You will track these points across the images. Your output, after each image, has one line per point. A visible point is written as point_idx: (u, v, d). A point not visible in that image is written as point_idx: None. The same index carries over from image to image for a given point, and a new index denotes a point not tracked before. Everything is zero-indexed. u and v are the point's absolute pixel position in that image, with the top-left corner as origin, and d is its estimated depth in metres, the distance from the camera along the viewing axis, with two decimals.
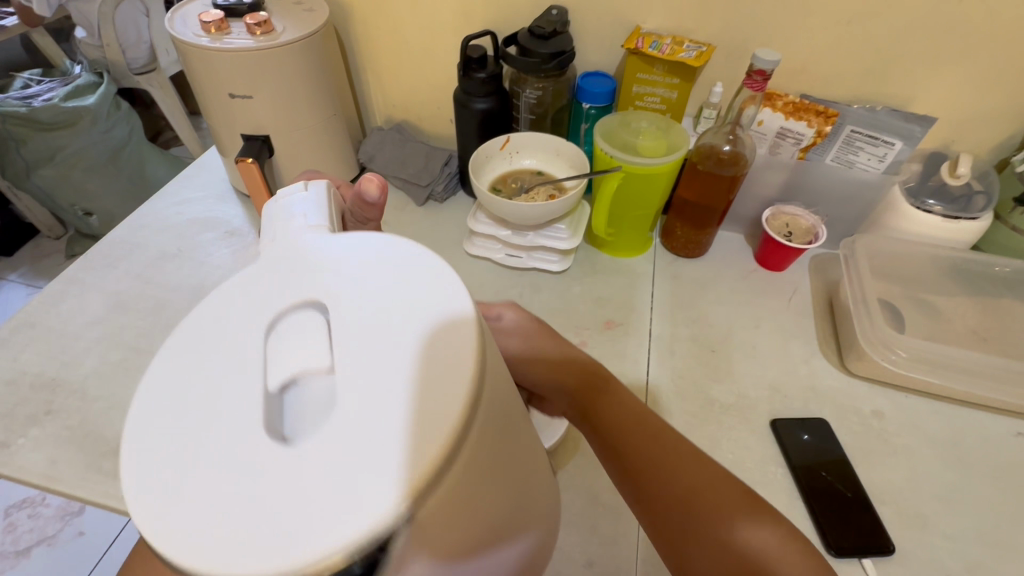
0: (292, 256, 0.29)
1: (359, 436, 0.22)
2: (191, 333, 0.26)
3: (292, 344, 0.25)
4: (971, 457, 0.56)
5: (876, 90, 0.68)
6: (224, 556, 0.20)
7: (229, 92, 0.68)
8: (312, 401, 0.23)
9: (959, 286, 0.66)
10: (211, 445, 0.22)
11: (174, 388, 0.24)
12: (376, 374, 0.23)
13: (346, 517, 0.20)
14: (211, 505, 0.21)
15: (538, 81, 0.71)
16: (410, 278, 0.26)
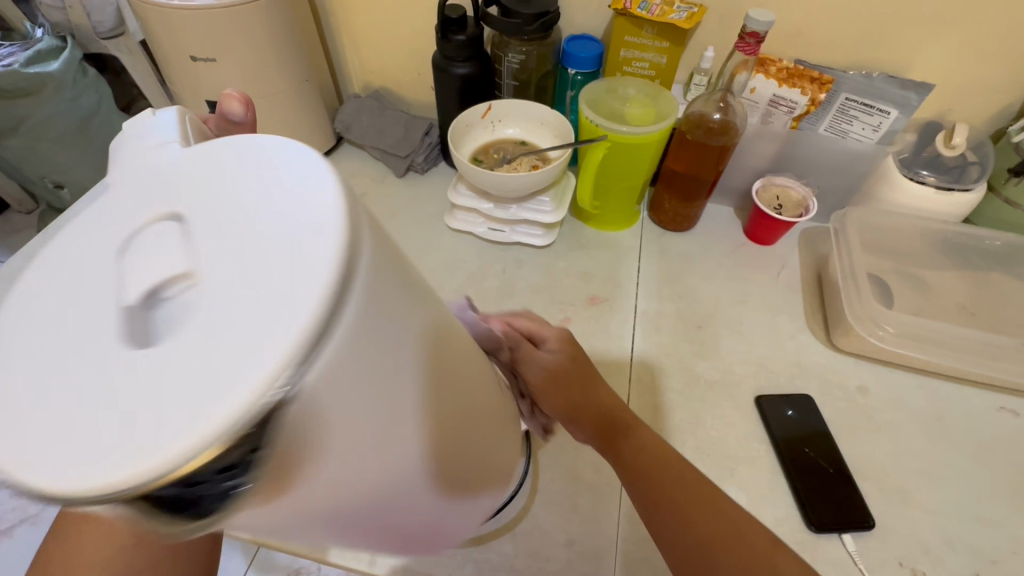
0: (143, 173, 0.21)
1: (225, 319, 0.16)
2: (49, 261, 0.19)
3: (151, 247, 0.18)
4: (953, 433, 0.56)
5: (873, 56, 0.65)
6: (91, 483, 0.15)
7: (191, 54, 0.64)
8: (173, 301, 0.17)
9: (949, 260, 0.65)
10: (63, 373, 0.16)
11: (27, 319, 0.18)
12: (245, 256, 0.17)
13: (220, 398, 0.15)
14: (69, 430, 0.15)
15: (520, 44, 0.67)
16: (279, 158, 0.20)
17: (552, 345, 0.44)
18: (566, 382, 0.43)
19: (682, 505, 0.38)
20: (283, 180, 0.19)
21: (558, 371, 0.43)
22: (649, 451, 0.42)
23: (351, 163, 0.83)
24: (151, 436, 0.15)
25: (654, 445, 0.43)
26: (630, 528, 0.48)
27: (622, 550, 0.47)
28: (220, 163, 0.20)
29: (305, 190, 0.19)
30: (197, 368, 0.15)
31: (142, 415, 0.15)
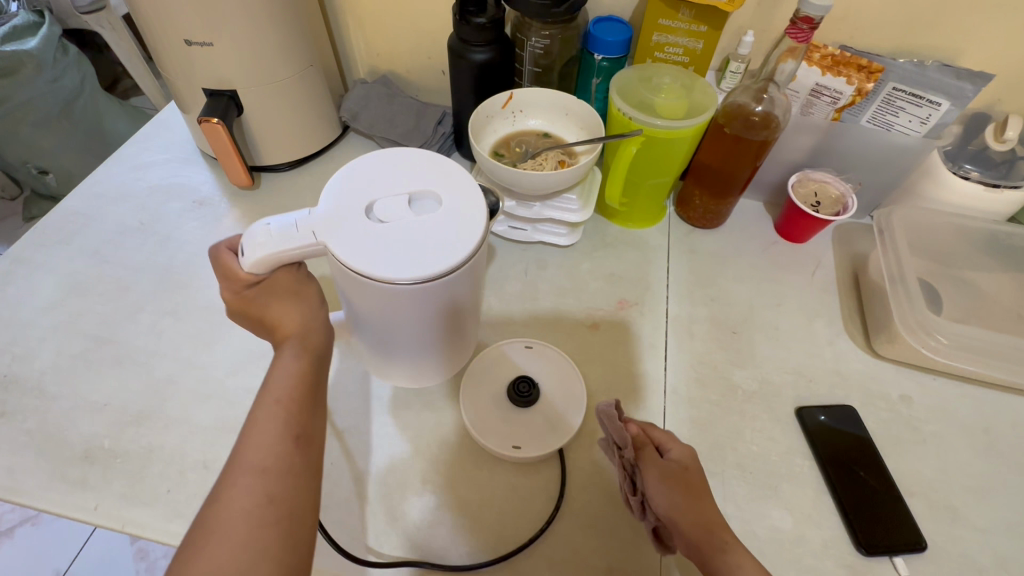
0: (334, 199, 0.41)
1: (442, 192, 0.42)
2: (339, 235, 0.39)
3: (389, 197, 0.41)
4: (1002, 445, 0.54)
5: (924, 41, 0.60)
6: (448, 254, 0.39)
7: (185, 38, 0.58)
8: (415, 205, 0.41)
9: (998, 262, 0.61)
10: (401, 242, 0.39)
11: (359, 247, 0.38)
12: (427, 177, 0.43)
13: (464, 201, 0.42)
14: (423, 250, 0.39)
15: (543, 26, 0.62)
16: (400, 160, 0.44)
17: (677, 453, 0.43)
18: (677, 480, 0.41)
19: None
20: (411, 162, 0.44)
21: (674, 469, 0.42)
22: (739, 552, 0.37)
23: (360, 154, 0.78)
24: (454, 235, 0.39)
25: (754, 562, 0.36)
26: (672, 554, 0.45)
27: None
28: (380, 170, 0.43)
29: (428, 158, 0.44)
30: (444, 215, 0.40)
31: (440, 237, 0.39)
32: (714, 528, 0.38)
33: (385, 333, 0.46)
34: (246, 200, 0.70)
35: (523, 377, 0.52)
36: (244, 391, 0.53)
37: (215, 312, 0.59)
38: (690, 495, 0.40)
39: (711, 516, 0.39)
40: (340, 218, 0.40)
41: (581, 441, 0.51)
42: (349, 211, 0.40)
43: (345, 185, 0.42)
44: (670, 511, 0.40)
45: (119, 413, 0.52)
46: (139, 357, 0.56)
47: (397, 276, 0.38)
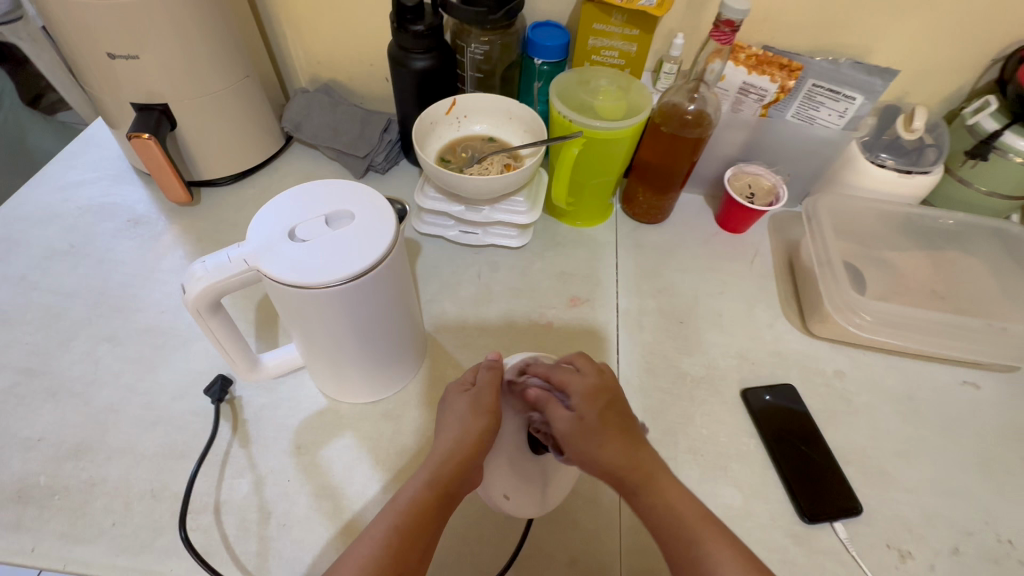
0: (254, 229, 0.41)
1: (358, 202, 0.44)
2: (266, 258, 0.39)
3: (307, 217, 0.42)
4: (924, 410, 0.58)
5: (837, 41, 0.65)
6: (372, 251, 0.40)
7: (108, 51, 0.56)
8: (334, 221, 0.43)
9: (910, 241, 0.67)
10: (327, 250, 0.40)
11: (290, 263, 0.39)
12: (343, 197, 0.44)
13: (380, 206, 0.43)
14: (347, 254, 0.40)
15: (482, 33, 0.63)
16: (314, 186, 0.44)
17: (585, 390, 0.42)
18: (588, 427, 0.41)
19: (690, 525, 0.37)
20: (324, 187, 0.44)
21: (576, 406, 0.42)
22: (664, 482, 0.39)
23: (305, 164, 0.77)
24: (374, 235, 0.41)
25: (681, 494, 0.39)
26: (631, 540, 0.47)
27: (627, 563, 0.46)
28: (296, 198, 0.43)
29: (341, 180, 0.45)
30: (364, 222, 0.42)
31: (363, 241, 0.41)
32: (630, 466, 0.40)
33: (327, 343, 0.46)
34: (185, 216, 0.68)
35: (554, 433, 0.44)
36: (191, 414, 0.52)
37: (157, 335, 0.57)
38: (600, 426, 0.41)
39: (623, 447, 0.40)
40: (269, 243, 0.40)
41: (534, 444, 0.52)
42: (273, 235, 0.41)
43: (261, 216, 0.42)
44: (587, 451, 0.40)
45: (55, 448, 0.49)
46: (75, 387, 0.53)
47: (328, 279, 0.39)
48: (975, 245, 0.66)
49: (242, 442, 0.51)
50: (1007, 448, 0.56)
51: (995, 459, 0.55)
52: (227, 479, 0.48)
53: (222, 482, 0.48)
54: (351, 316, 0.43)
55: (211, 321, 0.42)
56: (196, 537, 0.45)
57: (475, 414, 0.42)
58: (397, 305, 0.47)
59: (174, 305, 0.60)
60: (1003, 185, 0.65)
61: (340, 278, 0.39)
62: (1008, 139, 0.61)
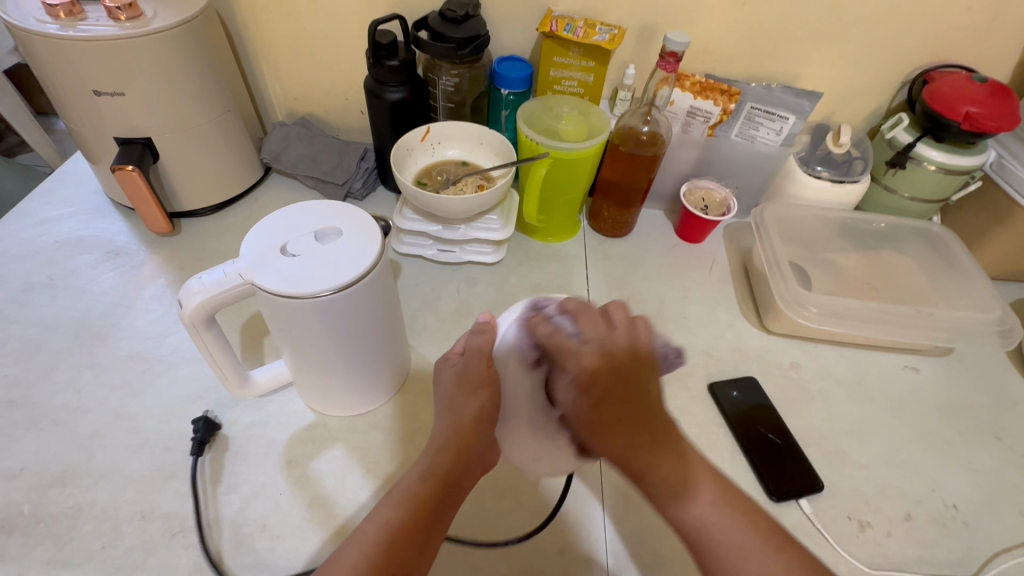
0: (247, 246, 0.44)
1: (343, 220, 0.47)
2: (259, 271, 0.42)
3: (297, 234, 0.45)
4: (872, 393, 0.64)
5: (769, 69, 0.73)
6: (360, 263, 0.43)
7: (93, 89, 0.58)
8: (322, 238, 0.45)
9: (849, 243, 0.74)
10: (316, 264, 0.43)
11: (282, 275, 0.42)
12: (331, 215, 0.47)
13: (365, 224, 0.46)
14: (335, 267, 0.43)
15: (452, 67, 0.68)
16: (303, 207, 0.47)
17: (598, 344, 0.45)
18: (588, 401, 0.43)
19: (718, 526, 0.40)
20: (313, 207, 0.48)
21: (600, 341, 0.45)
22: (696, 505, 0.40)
23: (283, 194, 0.80)
24: (362, 250, 0.44)
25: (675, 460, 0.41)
26: (614, 526, 0.50)
27: (611, 549, 0.49)
28: (285, 217, 0.46)
29: (327, 202, 0.48)
30: (351, 238, 0.45)
31: (350, 255, 0.44)
32: (635, 455, 0.41)
33: (318, 355, 0.48)
34: (166, 246, 0.69)
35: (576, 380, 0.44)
36: (180, 435, 0.52)
37: (141, 360, 0.58)
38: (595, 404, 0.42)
39: (634, 443, 0.41)
40: (262, 258, 0.43)
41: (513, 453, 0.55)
42: (265, 251, 0.43)
43: (252, 235, 0.45)
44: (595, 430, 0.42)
45: (38, 476, 0.49)
46: (58, 416, 0.53)
47: (318, 289, 0.41)
48: (904, 245, 0.73)
49: (232, 459, 0.52)
50: (946, 423, 0.62)
51: (936, 433, 0.61)
52: (218, 495, 0.49)
53: (214, 499, 0.49)
54: (340, 327, 0.45)
55: (205, 335, 0.44)
56: (188, 554, 0.45)
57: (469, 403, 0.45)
58: (384, 317, 0.49)
59: (157, 331, 0.60)
60: (922, 190, 0.73)
61: (331, 288, 0.42)
62: (922, 149, 0.70)
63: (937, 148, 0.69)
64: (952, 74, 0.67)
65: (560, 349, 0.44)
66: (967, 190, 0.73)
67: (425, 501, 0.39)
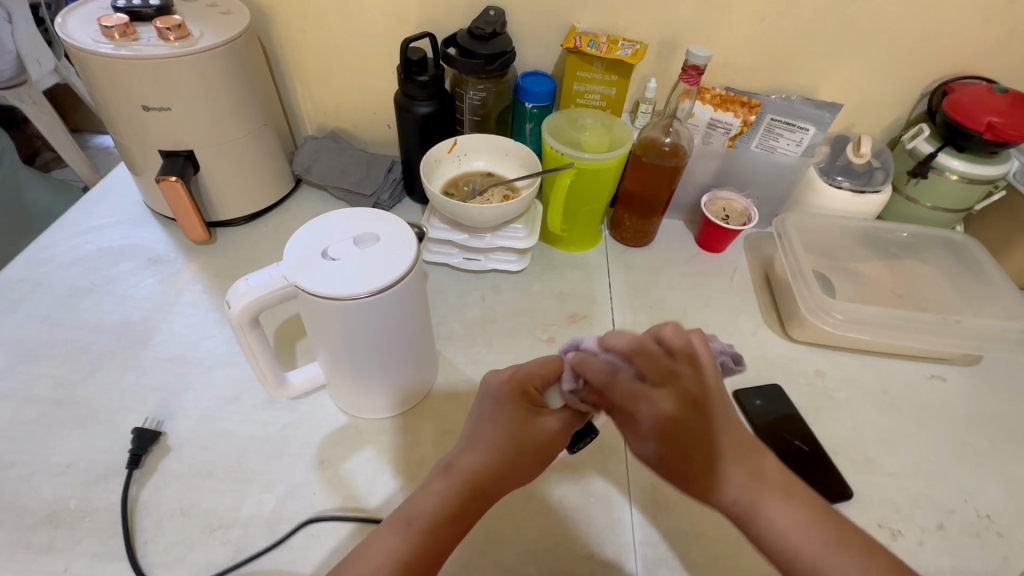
0: (291, 251, 0.46)
1: (380, 225, 0.48)
2: (302, 274, 0.44)
3: (337, 239, 0.47)
4: (899, 402, 0.64)
5: (789, 82, 0.74)
6: (398, 266, 0.45)
7: (142, 104, 0.61)
8: (360, 243, 0.47)
9: (872, 252, 0.74)
10: (357, 267, 0.45)
11: (324, 277, 0.44)
12: (370, 221, 0.49)
13: (402, 229, 0.48)
14: (375, 270, 0.44)
15: (478, 82, 0.71)
16: (343, 214, 0.49)
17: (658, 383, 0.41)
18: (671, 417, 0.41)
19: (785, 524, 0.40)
20: (351, 214, 0.50)
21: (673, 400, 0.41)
22: (764, 500, 0.40)
23: (313, 205, 0.82)
24: (399, 254, 0.46)
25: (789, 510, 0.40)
26: (642, 530, 0.51)
27: (640, 553, 0.49)
28: (326, 224, 0.48)
29: (365, 209, 0.50)
30: (389, 242, 0.47)
31: (388, 258, 0.45)
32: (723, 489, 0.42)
33: (353, 357, 0.50)
34: (202, 254, 0.72)
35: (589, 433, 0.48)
36: (217, 435, 0.54)
37: (180, 363, 0.60)
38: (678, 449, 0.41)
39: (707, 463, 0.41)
40: (304, 261, 0.45)
41: None
42: (307, 255, 0.45)
43: (295, 240, 0.47)
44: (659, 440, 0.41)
45: (83, 472, 0.51)
46: (101, 415, 0.55)
47: (360, 289, 0.43)
48: (928, 255, 0.73)
49: (267, 459, 0.53)
50: (977, 432, 0.61)
51: (967, 443, 0.60)
52: (255, 494, 0.50)
53: (249, 497, 0.50)
54: (376, 329, 0.47)
55: (248, 336, 0.46)
56: (226, 550, 0.47)
57: (536, 423, 0.43)
58: (417, 318, 0.50)
59: (195, 335, 0.62)
60: (945, 200, 0.73)
61: (372, 288, 0.43)
62: (942, 159, 0.70)
63: (959, 158, 0.69)
64: (972, 85, 0.67)
65: (627, 393, 0.41)
66: (991, 200, 0.73)
67: (458, 516, 0.39)
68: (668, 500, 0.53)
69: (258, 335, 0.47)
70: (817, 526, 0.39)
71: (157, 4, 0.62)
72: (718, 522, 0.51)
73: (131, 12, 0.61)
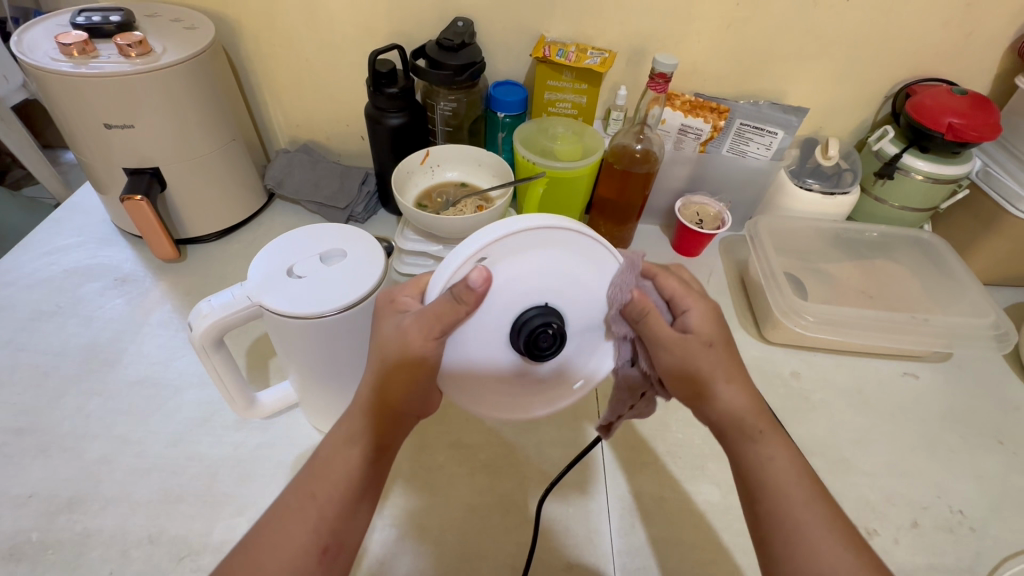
0: (256, 270, 0.45)
1: (348, 240, 0.48)
2: (267, 292, 0.43)
3: (304, 255, 0.46)
4: (873, 401, 0.64)
5: (757, 87, 0.75)
6: (366, 280, 0.45)
7: (104, 122, 0.60)
8: (327, 260, 0.47)
9: (842, 253, 0.75)
10: (323, 283, 0.44)
11: (290, 295, 0.43)
12: (337, 236, 0.48)
13: (370, 244, 0.48)
14: (343, 285, 0.44)
15: (449, 92, 0.71)
16: (311, 230, 0.49)
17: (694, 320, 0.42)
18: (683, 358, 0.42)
19: (787, 470, 0.39)
20: (318, 230, 0.49)
21: (694, 344, 0.42)
22: (771, 446, 0.40)
23: (287, 219, 0.81)
24: (368, 269, 0.46)
25: (783, 451, 0.40)
26: (621, 539, 0.50)
27: (619, 563, 0.49)
28: (292, 240, 0.48)
29: (331, 225, 0.50)
30: (357, 258, 0.46)
31: (357, 274, 0.45)
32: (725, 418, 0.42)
33: (324, 375, 0.49)
34: (173, 272, 0.71)
35: (546, 327, 0.40)
36: (186, 459, 0.53)
37: (148, 386, 0.58)
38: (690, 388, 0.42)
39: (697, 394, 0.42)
40: (269, 280, 0.44)
41: (515, 470, 0.55)
42: (272, 273, 0.45)
43: (260, 258, 0.46)
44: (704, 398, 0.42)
45: (46, 502, 0.49)
46: (66, 442, 0.53)
47: (327, 306, 0.42)
48: (899, 254, 0.75)
49: (239, 481, 0.52)
50: (948, 428, 0.62)
51: (940, 440, 0.61)
52: (226, 518, 0.49)
53: (220, 522, 0.49)
54: (345, 345, 0.46)
55: (213, 357, 0.45)
56: None
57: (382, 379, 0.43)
58: None
59: (164, 356, 0.61)
60: (912, 200, 0.75)
61: (339, 304, 0.43)
62: (908, 160, 0.71)
63: (923, 158, 0.71)
64: (933, 87, 0.69)
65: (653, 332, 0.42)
66: (955, 199, 0.75)
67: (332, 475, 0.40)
68: (645, 509, 0.52)
69: (224, 356, 0.46)
70: (814, 493, 0.38)
71: (118, 20, 0.61)
72: (696, 528, 0.51)
73: (91, 28, 0.60)
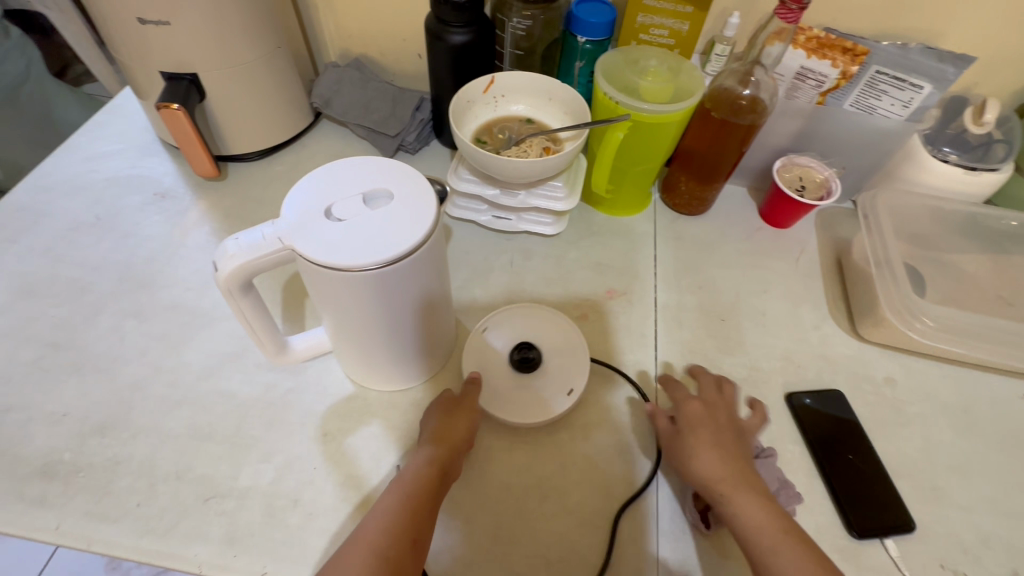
0: (292, 208, 0.39)
1: (397, 178, 0.41)
2: (300, 237, 0.37)
3: (345, 194, 0.40)
4: (981, 424, 0.55)
5: (906, 25, 0.60)
6: (413, 232, 0.38)
7: (139, 15, 0.53)
8: (371, 202, 0.40)
9: (969, 241, 0.62)
10: (363, 230, 0.38)
11: (327, 241, 0.37)
12: (386, 172, 0.42)
13: (421, 187, 0.41)
14: (386, 235, 0.38)
15: (525, 8, 0.60)
16: (359, 164, 0.42)
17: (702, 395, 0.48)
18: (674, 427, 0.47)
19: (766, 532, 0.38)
20: (364, 163, 0.42)
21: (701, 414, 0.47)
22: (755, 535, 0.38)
23: (333, 143, 0.75)
24: (415, 218, 0.39)
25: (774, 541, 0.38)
26: (668, 545, 0.45)
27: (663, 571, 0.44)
28: (336, 173, 0.41)
29: (379, 159, 0.43)
30: (403, 204, 0.39)
31: (402, 222, 0.38)
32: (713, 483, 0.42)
33: (361, 329, 0.44)
34: (212, 192, 0.66)
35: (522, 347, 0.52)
36: (217, 396, 0.51)
37: (182, 313, 0.56)
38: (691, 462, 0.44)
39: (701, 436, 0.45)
40: (304, 220, 0.38)
41: (557, 452, 0.50)
42: (309, 211, 0.39)
43: (298, 193, 0.40)
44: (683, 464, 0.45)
45: (79, 424, 0.48)
46: (100, 362, 0.52)
47: (367, 258, 0.36)
48: None
49: (268, 426, 0.49)
50: None
51: None
52: (253, 463, 0.47)
53: (247, 467, 0.47)
54: (386, 302, 0.41)
55: (241, 301, 0.41)
56: (219, 522, 0.44)
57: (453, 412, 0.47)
58: (434, 286, 0.44)
59: (200, 282, 0.58)
60: None
61: (381, 258, 0.36)
62: None
63: None
64: None
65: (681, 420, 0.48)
66: None
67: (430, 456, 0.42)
68: None
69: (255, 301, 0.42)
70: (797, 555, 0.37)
71: None
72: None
73: None
